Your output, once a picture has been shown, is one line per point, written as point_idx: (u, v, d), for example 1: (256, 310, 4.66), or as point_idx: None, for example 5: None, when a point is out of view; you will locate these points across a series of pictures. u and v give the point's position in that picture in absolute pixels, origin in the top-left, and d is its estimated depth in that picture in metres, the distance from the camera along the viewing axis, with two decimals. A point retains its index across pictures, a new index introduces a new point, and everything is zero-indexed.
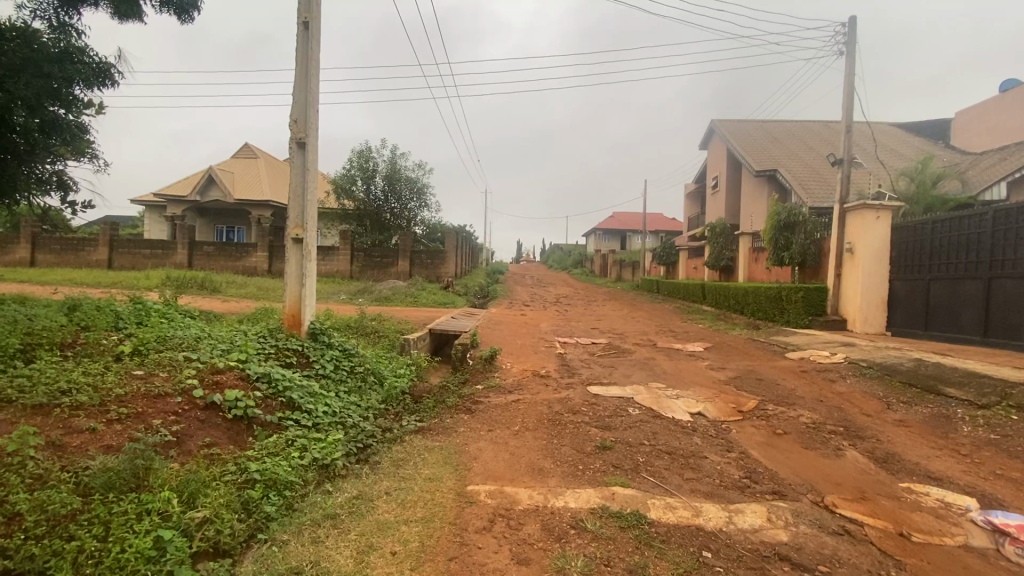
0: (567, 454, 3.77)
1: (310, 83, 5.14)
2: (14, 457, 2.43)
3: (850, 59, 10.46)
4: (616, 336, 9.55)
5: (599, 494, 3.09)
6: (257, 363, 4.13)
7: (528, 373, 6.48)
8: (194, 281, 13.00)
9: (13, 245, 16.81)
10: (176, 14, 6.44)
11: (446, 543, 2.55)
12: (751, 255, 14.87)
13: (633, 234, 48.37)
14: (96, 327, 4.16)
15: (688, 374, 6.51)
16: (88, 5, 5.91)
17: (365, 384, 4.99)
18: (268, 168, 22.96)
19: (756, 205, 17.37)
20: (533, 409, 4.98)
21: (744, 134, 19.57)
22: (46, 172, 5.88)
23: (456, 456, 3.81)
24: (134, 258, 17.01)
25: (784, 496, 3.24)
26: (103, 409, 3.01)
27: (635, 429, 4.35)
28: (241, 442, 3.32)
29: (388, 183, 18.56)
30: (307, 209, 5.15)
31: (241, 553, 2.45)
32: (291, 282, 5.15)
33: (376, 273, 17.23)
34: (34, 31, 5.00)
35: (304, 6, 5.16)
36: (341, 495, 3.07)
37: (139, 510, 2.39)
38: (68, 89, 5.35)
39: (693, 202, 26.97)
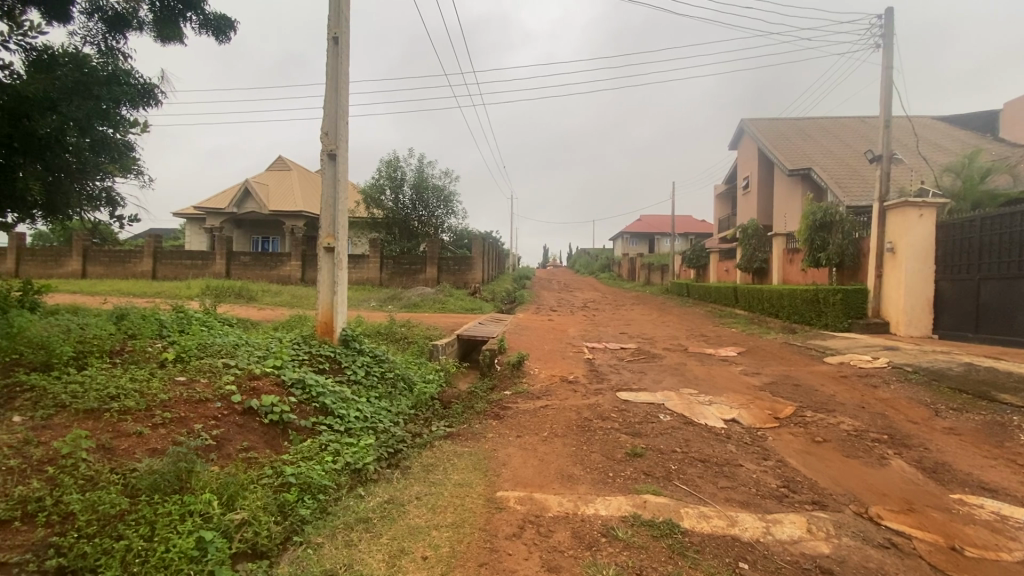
0: (596, 461, 3.73)
1: (340, 96, 5.28)
2: (68, 459, 2.57)
3: (888, 53, 10.10)
4: (646, 341, 9.39)
5: (630, 502, 3.04)
6: (292, 369, 4.26)
7: (556, 379, 6.43)
8: (232, 290, 13.48)
9: (66, 258, 17.78)
10: (215, 35, 6.73)
11: (476, 548, 2.56)
12: (786, 256, 14.44)
13: (662, 237, 47.73)
14: (141, 335, 4.35)
15: (721, 380, 6.34)
16: (133, 30, 6.24)
17: (395, 390, 5.06)
18: (301, 179, 23.66)
19: (790, 204, 16.86)
20: (561, 415, 4.94)
21: (776, 133, 19.08)
22: (96, 189, 6.07)
23: (485, 462, 3.82)
24: (176, 268, 17.75)
25: (825, 506, 3.12)
26: (148, 414, 3.14)
27: (666, 435, 4.28)
28: (277, 446, 3.41)
29: (416, 192, 18.85)
30: (338, 218, 5.27)
31: (278, 554, 2.53)
32: (324, 290, 5.28)
33: (404, 280, 17.50)
34: (85, 55, 5.35)
35: (334, 22, 5.32)
36: (373, 499, 3.11)
37: (182, 511, 2.48)
38: (116, 109, 5.63)
39: (723, 203, 26.39)
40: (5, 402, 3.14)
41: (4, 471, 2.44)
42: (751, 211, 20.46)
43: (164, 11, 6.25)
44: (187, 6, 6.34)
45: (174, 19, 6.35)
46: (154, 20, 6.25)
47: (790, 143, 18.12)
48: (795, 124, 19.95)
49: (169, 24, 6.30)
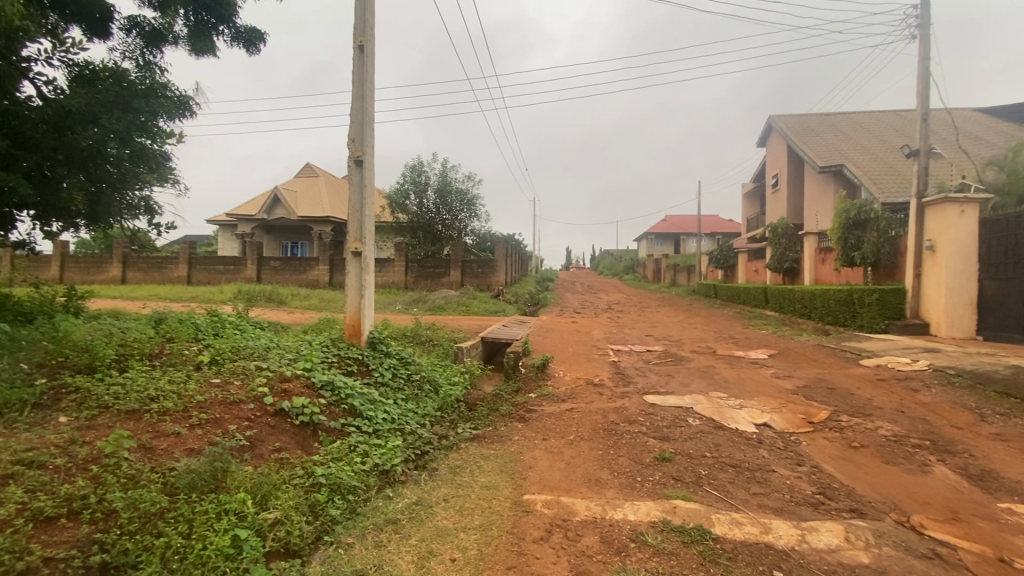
0: (624, 465, 3.69)
1: (366, 103, 5.38)
2: (111, 458, 2.67)
3: (925, 43, 9.73)
4: (672, 344, 9.24)
5: (659, 507, 2.99)
6: (321, 371, 4.34)
7: (581, 382, 6.40)
8: (263, 294, 13.84)
9: (108, 264, 18.56)
10: (245, 47, 6.93)
11: (504, 551, 2.55)
12: (818, 256, 14.02)
13: (688, 238, 47.01)
14: (179, 338, 4.50)
15: (751, 383, 6.20)
16: (169, 44, 6.47)
17: (422, 392, 5.11)
18: (328, 185, 24.17)
19: (822, 202, 16.38)
20: (587, 418, 4.90)
21: (806, 129, 18.59)
22: (135, 198, 6.31)
23: (511, 464, 3.82)
24: (209, 273, 18.33)
25: (864, 514, 3.01)
26: (185, 415, 3.24)
27: (696, 440, 4.20)
28: (307, 448, 3.48)
29: (440, 196, 19.04)
30: (364, 223, 5.36)
31: (309, 553, 2.58)
32: (351, 293, 5.36)
33: (429, 283, 17.68)
34: (124, 70, 5.59)
35: (360, 29, 5.42)
36: (401, 500, 3.14)
37: (218, 510, 2.55)
38: (153, 121, 5.86)
39: (751, 202, 25.81)
40: (53, 403, 3.29)
41: (52, 469, 2.54)
42: (780, 210, 19.96)
43: (198, 25, 6.48)
44: (220, 20, 6.55)
45: (207, 32, 6.57)
46: (189, 34, 6.48)
47: (821, 139, 17.62)
48: (826, 120, 19.40)
49: (202, 38, 6.53)
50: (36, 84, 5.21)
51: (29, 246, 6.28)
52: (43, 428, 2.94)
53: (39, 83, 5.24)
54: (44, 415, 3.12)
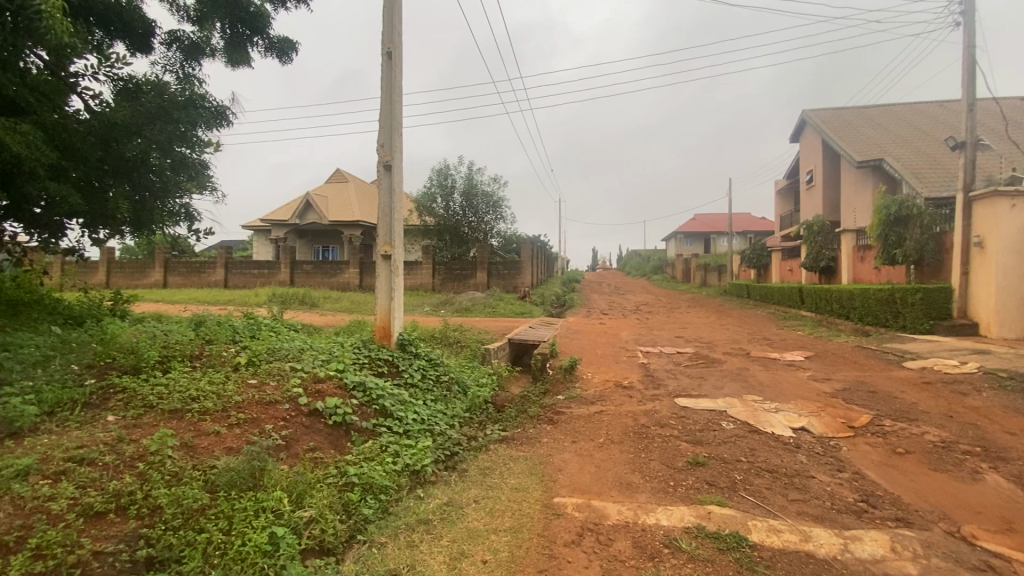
0: (656, 469, 3.62)
1: (395, 109, 5.46)
2: (156, 455, 2.78)
3: (970, 30, 9.28)
4: (704, 345, 9.04)
5: (693, 513, 2.93)
6: (353, 372, 4.43)
7: (610, 384, 6.32)
8: (296, 297, 14.21)
9: (150, 269, 19.38)
10: (278, 57, 7.14)
11: (535, 555, 2.54)
12: (856, 253, 13.52)
13: (718, 237, 45.98)
14: (217, 340, 4.65)
15: (787, 386, 6.00)
16: (206, 56, 6.72)
17: (450, 393, 5.14)
18: (357, 190, 24.65)
19: (860, 198, 15.79)
20: (617, 421, 4.84)
21: (842, 123, 17.96)
22: (176, 206, 6.58)
23: (541, 467, 3.80)
24: (245, 277, 18.92)
25: (910, 523, 2.88)
26: (224, 415, 3.35)
27: (730, 444, 4.10)
28: (341, 447, 3.55)
29: (466, 199, 19.18)
30: (394, 227, 5.43)
31: (343, 552, 2.63)
32: (381, 295, 5.44)
33: (456, 285, 17.81)
34: (165, 83, 5.83)
35: (388, 36, 5.51)
36: (432, 501, 3.17)
37: (256, 507, 2.62)
38: (193, 132, 6.12)
39: (785, 200, 25.07)
40: (102, 402, 3.45)
41: (101, 466, 2.65)
42: (815, 207, 19.33)
43: (234, 37, 6.70)
44: (254, 32, 6.77)
45: (242, 44, 6.81)
46: (225, 47, 6.72)
47: (858, 133, 17.00)
48: (863, 113, 18.70)
49: (237, 50, 6.77)
50: (83, 98, 5.48)
51: (78, 253, 6.59)
52: (93, 426, 3.08)
53: (86, 97, 5.50)
54: (93, 414, 3.27)
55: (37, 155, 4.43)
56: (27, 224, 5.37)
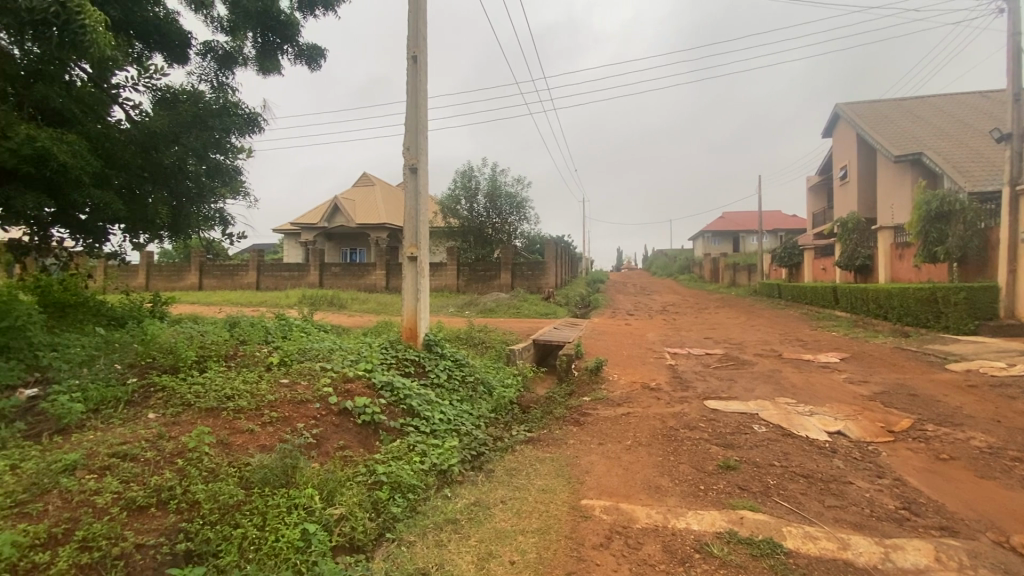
0: (686, 473, 3.56)
1: (420, 111, 5.52)
2: (194, 452, 2.88)
3: (1016, 17, 8.84)
4: (734, 347, 8.85)
5: (725, 517, 2.86)
6: (381, 372, 4.50)
7: (637, 386, 6.24)
8: (325, 299, 14.50)
9: (187, 272, 20.07)
10: (307, 63, 7.31)
11: (563, 557, 2.52)
12: (894, 252, 13.05)
13: (748, 236, 44.93)
14: (251, 340, 4.79)
15: (822, 388, 5.82)
16: (239, 65, 6.93)
17: (476, 394, 5.17)
18: (383, 193, 25.03)
19: (898, 194, 15.20)
20: (645, 424, 4.77)
21: (878, 116, 17.34)
22: (212, 211, 6.82)
23: (567, 468, 3.78)
24: (275, 279, 19.41)
25: (956, 533, 2.75)
26: (258, 413, 3.44)
27: (762, 448, 3.99)
28: (370, 446, 3.61)
29: (490, 200, 19.26)
30: (419, 228, 5.49)
31: (372, 549, 2.67)
32: (408, 296, 5.50)
33: (480, 287, 17.87)
34: (200, 92, 6.05)
35: (413, 41, 5.58)
36: (460, 500, 3.18)
37: (288, 504, 2.68)
38: (227, 139, 6.36)
39: (817, 197, 24.36)
40: (143, 400, 3.59)
41: (143, 461, 2.76)
42: (849, 204, 18.71)
43: (265, 46, 6.89)
44: (284, 40, 6.95)
45: (273, 52, 6.99)
46: (257, 55, 6.92)
47: (895, 126, 16.38)
48: (901, 105, 18.01)
49: (269, 58, 6.95)
50: (124, 109, 5.71)
51: (120, 257, 6.87)
52: (136, 423, 3.21)
53: (127, 108, 5.73)
54: (135, 411, 3.41)
55: (83, 164, 4.64)
56: (74, 230, 5.62)
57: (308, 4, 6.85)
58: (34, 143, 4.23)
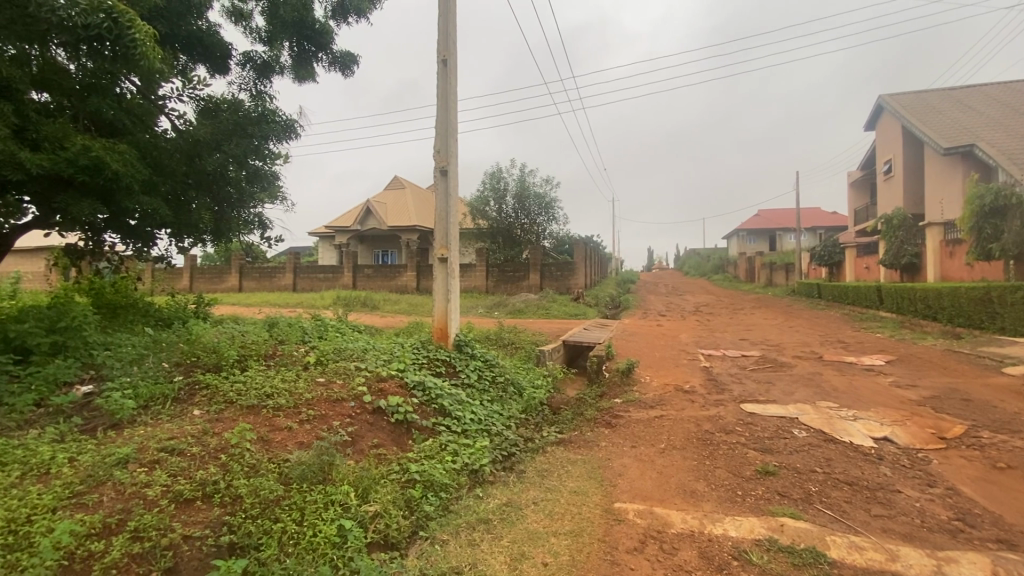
0: (722, 478, 3.47)
1: (450, 114, 5.57)
2: (237, 447, 2.99)
3: None
4: (771, 348, 8.58)
5: (764, 525, 2.78)
6: (413, 372, 4.57)
7: (670, 388, 6.12)
8: (358, 300, 14.80)
9: (228, 275, 20.85)
10: (341, 70, 7.48)
11: (597, 560, 2.50)
12: (944, 249, 12.47)
13: (785, 234, 43.54)
14: (289, 340, 4.93)
15: (867, 392, 5.58)
16: (276, 74, 7.16)
17: (506, 394, 5.19)
18: (414, 195, 25.39)
19: (948, 188, 14.45)
20: (679, 427, 4.68)
21: (925, 108, 16.52)
22: (251, 215, 7.08)
23: (600, 471, 3.74)
24: (310, 281, 19.95)
25: (1016, 547, 2.59)
26: (296, 411, 3.54)
27: (803, 453, 3.86)
28: (402, 444, 3.66)
29: (518, 201, 19.28)
30: (450, 230, 5.53)
31: (406, 547, 2.71)
32: (438, 297, 5.56)
33: (509, 287, 17.88)
34: (240, 101, 6.29)
35: (443, 44, 5.64)
36: (492, 500, 3.19)
37: (326, 500, 2.75)
38: (265, 145, 6.60)
39: (859, 192, 23.42)
40: (188, 397, 3.74)
41: (189, 455, 2.88)
42: (894, 200, 17.90)
43: (301, 54, 7.09)
44: (319, 48, 7.13)
45: (308, 60, 7.19)
46: (293, 63, 7.12)
47: (945, 117, 15.58)
48: (950, 95, 17.12)
49: (304, 66, 7.17)
50: (170, 119, 5.97)
51: (166, 260, 7.19)
52: (182, 419, 3.35)
53: (173, 117, 5.98)
54: (182, 408, 3.56)
55: (133, 172, 4.88)
56: (124, 234, 5.91)
57: (341, 11, 7.02)
58: (89, 153, 4.47)
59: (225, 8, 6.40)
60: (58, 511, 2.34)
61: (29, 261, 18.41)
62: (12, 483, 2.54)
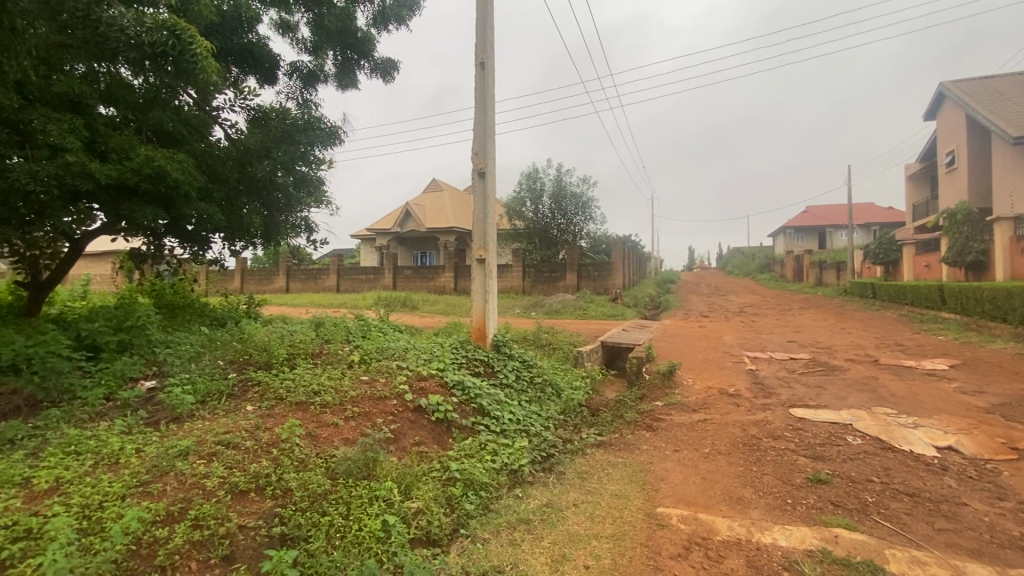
0: (771, 485, 3.35)
1: (488, 117, 5.61)
2: (287, 442, 3.12)
3: None
4: (821, 351, 8.20)
5: (817, 535, 2.66)
6: (453, 372, 4.64)
7: (714, 392, 5.95)
8: (398, 300, 15.11)
9: (276, 276, 21.73)
10: (382, 77, 7.67)
11: (639, 565, 2.47)
12: (1014, 246, 11.59)
13: (836, 231, 41.57)
14: (334, 340, 5.09)
15: (928, 399, 5.25)
16: (321, 83, 7.42)
17: (544, 395, 5.18)
18: (451, 197, 25.73)
19: (1019, 180, 13.43)
20: (724, 431, 4.54)
21: (992, 95, 15.43)
22: (298, 219, 7.35)
23: (641, 475, 3.68)
24: (353, 282, 20.54)
25: None
26: (342, 407, 3.66)
27: (858, 461, 3.68)
28: (443, 442, 3.72)
29: (555, 201, 19.24)
30: (488, 231, 5.58)
31: (447, 543, 2.76)
32: (476, 298, 5.61)
33: (546, 288, 17.82)
34: (287, 109, 6.57)
35: (481, 47, 5.69)
36: (532, 501, 3.20)
37: (370, 495, 2.83)
38: (312, 152, 6.87)
39: (917, 186, 22.10)
40: (242, 393, 3.93)
41: (244, 449, 3.02)
42: (956, 194, 16.79)
43: (344, 63, 7.31)
44: (361, 56, 7.34)
45: (351, 68, 7.42)
46: (337, 72, 7.36)
47: (1014, 104, 14.50)
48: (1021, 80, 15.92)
49: (347, 74, 7.40)
50: (223, 128, 6.28)
51: (219, 262, 7.55)
52: (236, 414, 3.51)
53: (226, 127, 6.29)
54: (237, 403, 3.74)
55: (190, 180, 5.17)
56: (181, 238, 6.24)
57: (382, 20, 7.20)
58: (151, 163, 4.77)
59: (273, 21, 6.67)
60: (126, 499, 2.50)
61: (99, 265, 19.82)
62: (87, 471, 2.74)
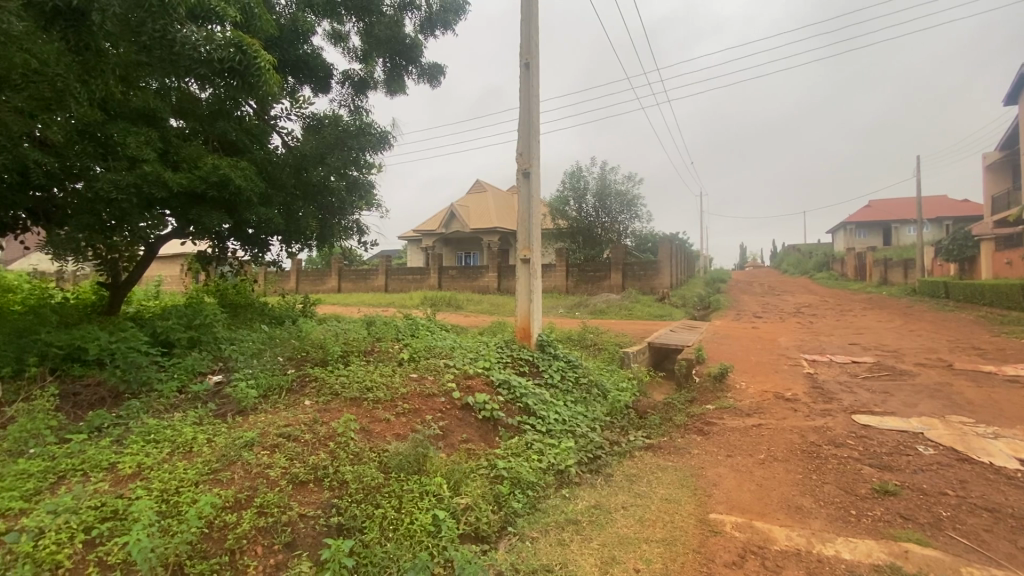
0: (833, 494, 3.19)
1: (533, 117, 5.62)
2: (343, 436, 3.26)
3: None
4: (888, 355, 7.69)
5: (885, 549, 2.52)
6: (498, 371, 4.70)
7: (769, 396, 5.72)
8: (443, 300, 15.37)
9: (328, 277, 22.62)
10: (429, 81, 7.84)
11: (692, 571, 2.42)
12: None
13: (903, 227, 38.91)
14: (385, 338, 5.25)
15: (1012, 408, 4.83)
16: (371, 89, 7.67)
17: (590, 395, 5.14)
18: (495, 198, 25.94)
19: None
20: (780, 437, 4.35)
21: None
22: (351, 222, 7.63)
23: (693, 480, 3.59)
24: (400, 282, 21.10)
25: None
26: (393, 404, 3.77)
27: (931, 473, 3.44)
28: (490, 441, 3.78)
29: (599, 200, 19.12)
30: (532, 231, 5.59)
31: (495, 540, 2.81)
32: (521, 298, 5.64)
33: (590, 287, 17.64)
34: (340, 116, 6.82)
35: (526, 48, 5.71)
36: (580, 502, 3.19)
37: (421, 490, 2.90)
38: (363, 157, 7.12)
39: (995, 176, 20.37)
40: (300, 388, 4.13)
41: (303, 441, 3.18)
42: None
43: (393, 69, 7.54)
44: (409, 62, 7.54)
45: (400, 74, 7.64)
46: (386, 78, 7.59)
47: None
48: None
49: (395, 79, 7.62)
50: (281, 136, 6.61)
51: (277, 264, 7.93)
52: (295, 408, 3.70)
53: (283, 135, 6.61)
54: (296, 398, 3.94)
55: (252, 186, 5.46)
56: (243, 241, 6.61)
57: (429, 26, 7.36)
58: (217, 171, 5.09)
59: (326, 31, 6.95)
60: (200, 485, 2.69)
61: (170, 265, 21.28)
62: (164, 458, 2.96)
